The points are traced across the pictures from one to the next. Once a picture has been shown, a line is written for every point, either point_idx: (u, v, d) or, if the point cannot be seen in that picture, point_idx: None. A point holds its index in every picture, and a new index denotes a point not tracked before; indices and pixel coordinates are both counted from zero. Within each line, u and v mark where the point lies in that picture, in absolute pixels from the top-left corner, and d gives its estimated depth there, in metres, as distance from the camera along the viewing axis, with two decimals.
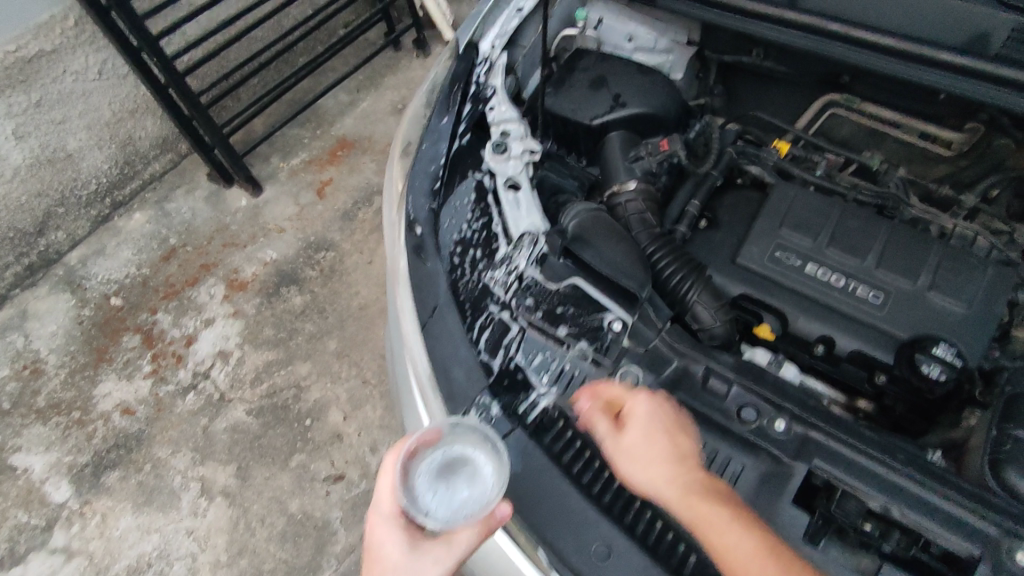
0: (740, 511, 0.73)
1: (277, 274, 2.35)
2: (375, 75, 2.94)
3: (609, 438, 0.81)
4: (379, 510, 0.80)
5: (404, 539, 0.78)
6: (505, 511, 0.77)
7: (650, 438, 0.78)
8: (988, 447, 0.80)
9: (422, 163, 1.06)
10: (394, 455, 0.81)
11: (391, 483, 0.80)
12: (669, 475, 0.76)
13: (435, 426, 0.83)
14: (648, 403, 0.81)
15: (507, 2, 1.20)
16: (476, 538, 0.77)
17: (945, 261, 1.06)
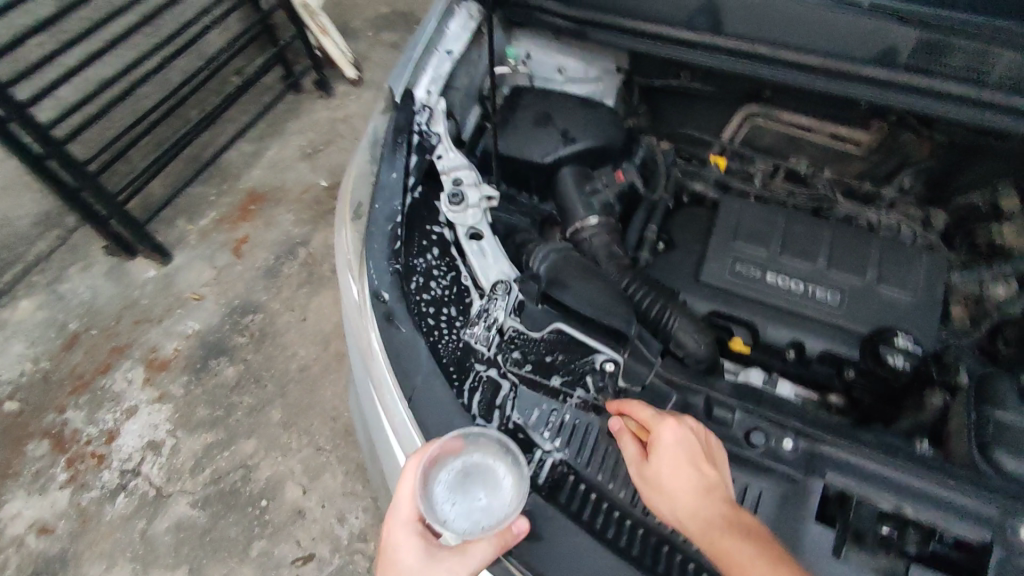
0: (768, 547, 0.70)
1: (202, 346, 2.15)
2: (277, 122, 2.76)
3: (637, 465, 0.80)
4: (397, 514, 0.80)
5: (421, 548, 0.78)
6: (523, 527, 0.78)
7: (675, 466, 0.76)
8: (975, 431, 0.86)
9: (377, 224, 0.99)
10: (416, 460, 0.81)
11: (411, 489, 0.80)
12: (694, 507, 0.74)
13: (457, 435, 0.81)
14: (676, 429, 0.78)
15: (435, 46, 1.16)
16: (493, 552, 0.77)
17: (887, 255, 1.13)
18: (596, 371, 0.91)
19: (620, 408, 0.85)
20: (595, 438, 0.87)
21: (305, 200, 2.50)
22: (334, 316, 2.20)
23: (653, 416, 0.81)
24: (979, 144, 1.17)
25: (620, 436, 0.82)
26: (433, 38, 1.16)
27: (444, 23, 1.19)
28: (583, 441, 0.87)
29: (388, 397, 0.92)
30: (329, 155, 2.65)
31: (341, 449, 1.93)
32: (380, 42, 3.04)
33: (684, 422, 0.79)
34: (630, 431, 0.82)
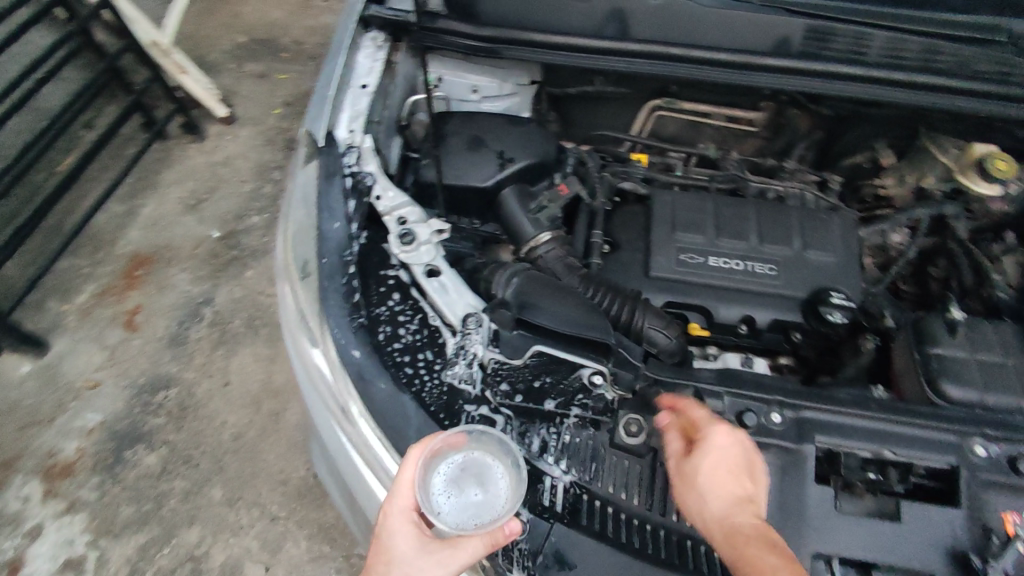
0: (790, 561, 0.67)
1: (113, 439, 1.82)
2: (148, 174, 2.41)
3: (677, 460, 0.81)
4: (393, 502, 0.75)
5: (414, 537, 0.73)
6: (515, 527, 0.73)
7: (716, 466, 0.77)
8: (922, 368, 0.98)
9: (330, 278, 0.93)
10: (418, 451, 0.76)
11: (411, 479, 0.75)
12: (724, 511, 0.74)
13: (461, 430, 0.80)
14: (726, 436, 0.79)
15: (348, 81, 1.12)
16: (482, 551, 0.72)
17: (805, 222, 1.23)
18: (586, 387, 0.91)
19: (673, 404, 0.87)
20: (597, 451, 0.89)
21: (200, 255, 2.18)
22: (258, 376, 1.91)
23: (706, 420, 0.82)
24: (860, 114, 1.29)
25: (667, 430, 0.84)
26: (344, 74, 1.12)
27: (350, 57, 1.15)
28: (589, 459, 0.88)
29: (383, 461, 0.86)
30: (215, 201, 2.31)
31: (298, 512, 1.67)
32: (246, 74, 2.70)
33: (735, 434, 0.79)
34: (679, 432, 0.83)
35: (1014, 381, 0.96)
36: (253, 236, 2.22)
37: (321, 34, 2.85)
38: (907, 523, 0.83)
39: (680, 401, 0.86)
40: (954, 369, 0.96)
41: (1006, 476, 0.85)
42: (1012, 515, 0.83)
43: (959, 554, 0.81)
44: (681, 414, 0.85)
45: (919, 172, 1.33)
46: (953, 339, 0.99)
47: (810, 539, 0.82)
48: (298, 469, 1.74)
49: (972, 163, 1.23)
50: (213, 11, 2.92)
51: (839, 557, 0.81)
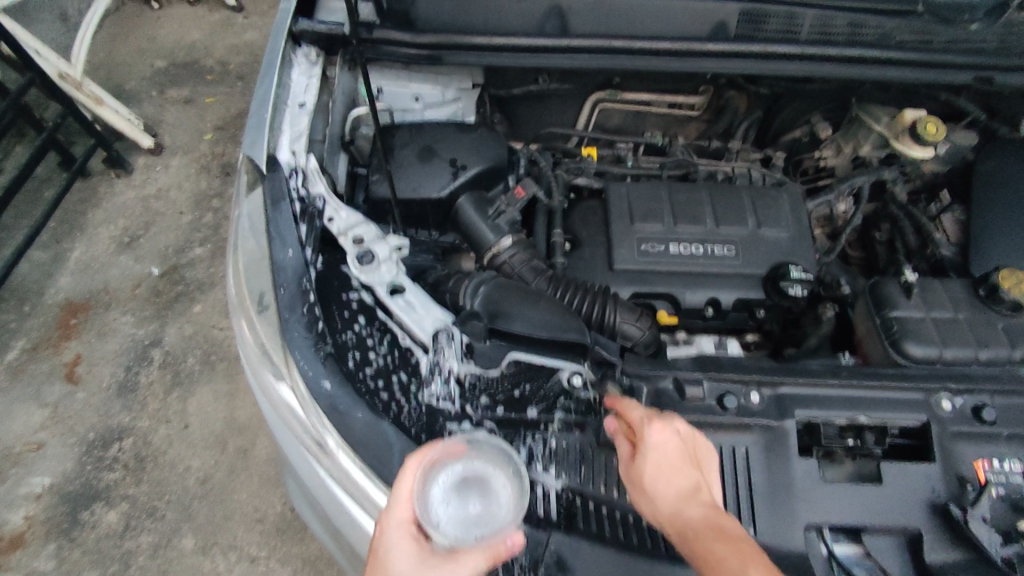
0: (740, 543, 0.64)
1: (65, 502, 1.69)
2: (73, 215, 2.26)
3: (626, 464, 0.76)
4: (390, 516, 0.70)
5: (412, 551, 0.68)
6: (517, 540, 0.69)
7: (656, 462, 0.73)
8: (884, 333, 1.02)
9: (290, 309, 0.89)
10: (417, 460, 0.73)
11: (409, 489, 0.71)
12: (674, 508, 0.70)
13: (460, 439, 0.77)
14: (665, 430, 0.75)
15: (284, 100, 1.08)
16: (483, 565, 0.67)
17: (757, 200, 1.25)
18: (567, 390, 0.91)
19: (616, 407, 0.83)
20: (584, 453, 0.86)
21: (141, 295, 2.06)
22: (220, 414, 1.82)
23: (642, 417, 0.78)
24: (796, 91, 1.33)
25: (616, 435, 0.81)
26: (280, 93, 1.07)
27: (284, 75, 1.10)
28: (578, 463, 0.86)
29: (370, 493, 0.82)
30: (151, 237, 2.19)
31: (280, 549, 1.60)
32: (169, 99, 2.57)
33: (671, 425, 0.76)
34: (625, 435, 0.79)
35: (968, 335, 1.00)
36: (197, 269, 2.12)
37: (246, 52, 2.74)
38: (889, 483, 0.86)
39: (622, 402, 0.83)
40: (914, 329, 1.00)
41: (971, 426, 0.89)
42: (981, 463, 0.87)
43: (940, 507, 0.84)
44: (621, 416, 0.81)
45: (854, 142, 1.36)
46: (909, 302, 1.03)
47: (802, 512, 0.83)
48: (274, 505, 1.67)
49: (906, 128, 1.24)
50: (125, 36, 2.77)
51: (830, 525, 0.83)
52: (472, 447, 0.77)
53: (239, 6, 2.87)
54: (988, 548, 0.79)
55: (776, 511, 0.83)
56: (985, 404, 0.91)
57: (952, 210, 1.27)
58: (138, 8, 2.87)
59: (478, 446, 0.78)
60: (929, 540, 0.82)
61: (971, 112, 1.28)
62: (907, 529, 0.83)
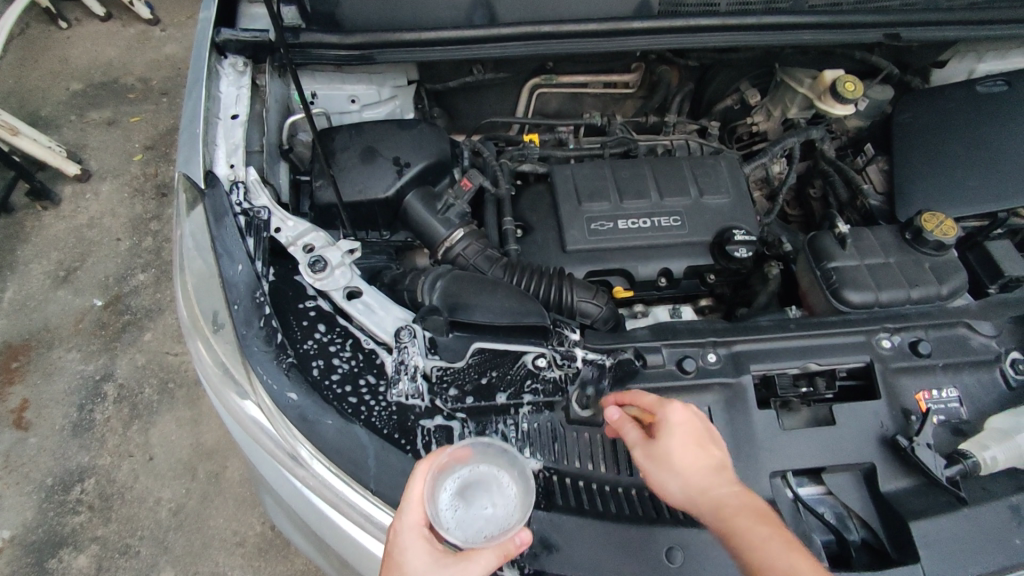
0: (775, 520, 0.67)
1: (30, 552, 1.62)
2: (1, 254, 2.15)
3: (643, 445, 0.75)
4: (402, 519, 0.70)
5: (425, 551, 0.68)
6: (526, 537, 0.70)
7: (682, 442, 0.74)
8: (825, 284, 1.07)
9: (246, 324, 0.88)
10: (427, 464, 0.72)
11: (420, 494, 0.71)
12: (705, 487, 0.71)
13: (465, 443, 0.78)
14: (684, 411, 0.76)
15: (215, 114, 1.07)
16: (495, 563, 0.68)
17: (696, 170, 1.29)
18: (533, 372, 0.92)
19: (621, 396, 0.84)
20: (556, 431, 0.88)
21: (85, 329, 1.97)
22: (186, 441, 1.77)
23: (658, 401, 0.79)
24: (723, 61, 1.38)
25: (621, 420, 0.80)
26: (209, 106, 1.06)
27: (212, 88, 1.08)
28: (551, 441, 0.88)
29: (348, 497, 0.82)
30: (89, 268, 2.10)
31: (264, 570, 1.58)
32: (91, 122, 2.45)
33: (688, 407, 0.77)
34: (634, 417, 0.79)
35: (900, 278, 1.06)
36: (142, 296, 2.04)
37: (168, 66, 2.63)
38: (842, 423, 0.91)
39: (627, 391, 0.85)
40: (852, 277, 1.06)
41: (910, 360, 0.95)
42: (922, 394, 0.93)
43: (889, 439, 0.90)
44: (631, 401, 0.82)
45: (782, 106, 1.43)
46: (844, 252, 1.09)
47: (767, 461, 0.87)
48: (253, 526, 1.64)
49: (826, 89, 1.31)
50: (34, 60, 2.63)
51: (792, 471, 0.88)
52: (479, 453, 0.79)
53: (155, 19, 2.75)
54: (934, 471, 0.85)
55: (743, 464, 0.87)
56: (921, 338, 0.97)
57: (876, 161, 1.33)
58: (44, 30, 2.72)
59: (484, 452, 0.80)
60: (882, 471, 0.88)
61: (883, 67, 1.36)
62: (862, 464, 0.88)
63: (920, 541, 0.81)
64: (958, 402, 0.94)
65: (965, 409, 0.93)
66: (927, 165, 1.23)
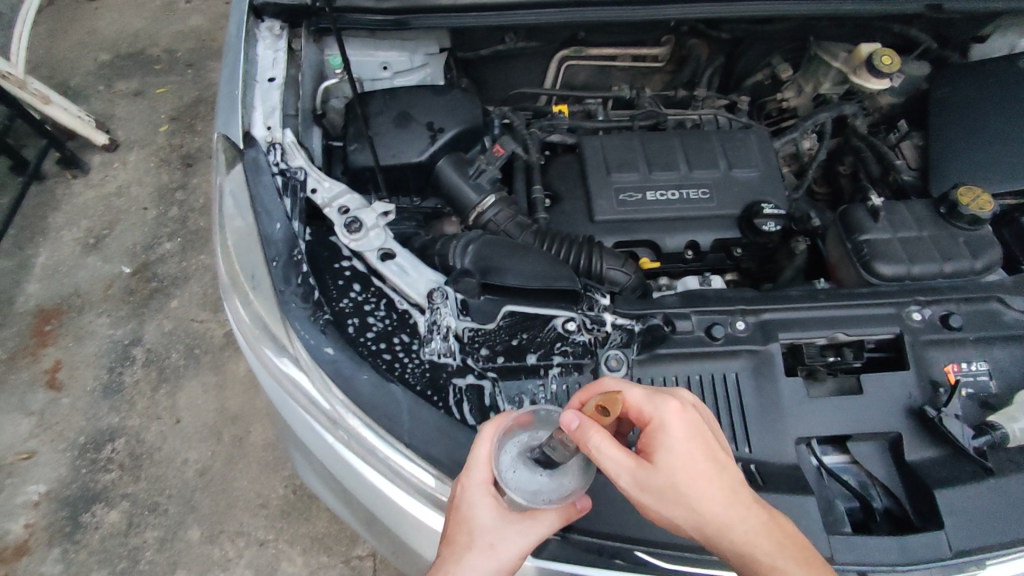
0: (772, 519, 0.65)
1: (64, 506, 1.68)
2: (33, 220, 2.19)
3: (635, 472, 0.65)
4: (470, 476, 0.72)
5: (493, 507, 0.71)
6: (586, 503, 0.73)
7: (677, 469, 0.64)
8: (856, 256, 1.07)
9: (284, 282, 0.90)
10: (493, 427, 0.74)
11: (486, 454, 0.73)
12: (723, 513, 0.63)
13: (527, 410, 0.77)
14: (681, 419, 0.67)
15: (253, 77, 1.09)
16: (558, 523, 0.72)
17: (726, 143, 1.29)
18: (562, 335, 0.93)
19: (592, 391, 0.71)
20: None
21: (114, 296, 2.02)
22: (211, 405, 1.82)
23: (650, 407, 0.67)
24: (756, 34, 1.36)
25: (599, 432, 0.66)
26: (248, 69, 1.08)
27: (250, 51, 1.10)
28: None
29: (380, 451, 0.84)
30: (117, 236, 2.14)
31: (287, 531, 1.62)
32: (119, 93, 2.48)
33: (684, 405, 0.68)
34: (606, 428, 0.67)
35: (933, 251, 1.06)
36: (169, 264, 2.08)
37: (192, 37, 2.64)
38: (869, 392, 0.91)
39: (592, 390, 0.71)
40: (884, 250, 1.06)
41: (940, 332, 0.95)
42: (951, 366, 0.94)
43: (917, 410, 0.90)
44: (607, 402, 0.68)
45: (814, 81, 1.41)
46: (877, 224, 1.09)
47: (792, 427, 0.88)
48: (277, 488, 1.68)
49: (862, 63, 1.30)
50: (63, 31, 2.65)
51: (817, 439, 0.89)
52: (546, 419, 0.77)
53: None
54: (962, 441, 0.86)
55: (768, 428, 0.88)
56: (952, 312, 0.98)
57: (911, 137, 1.33)
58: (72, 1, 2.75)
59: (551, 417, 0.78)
60: (908, 441, 0.88)
61: (922, 42, 1.35)
62: (888, 434, 0.89)
63: (944, 509, 0.82)
64: (987, 376, 0.94)
65: (994, 382, 0.93)
66: (964, 142, 1.22)
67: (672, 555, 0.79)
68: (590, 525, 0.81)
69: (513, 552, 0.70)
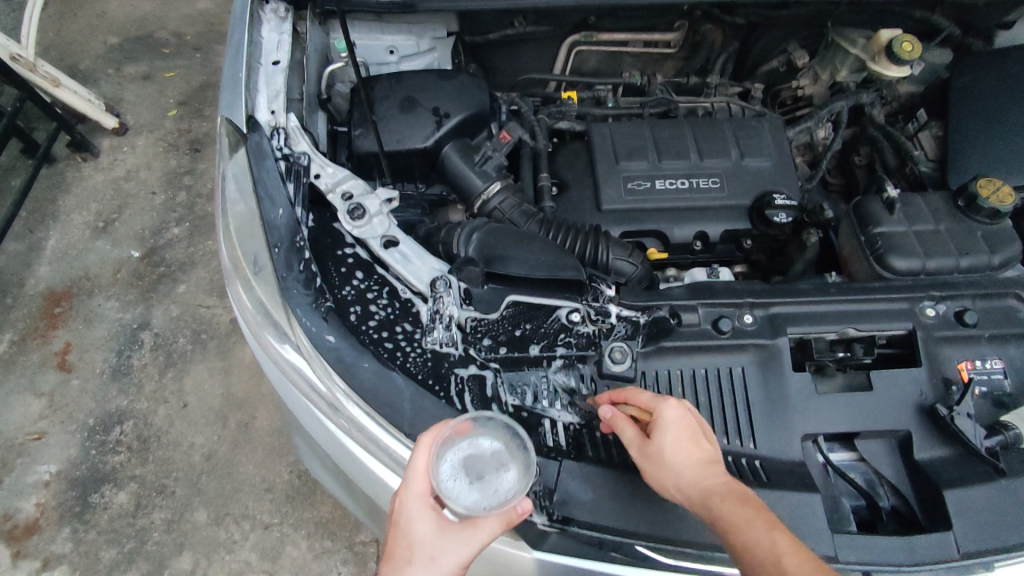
0: (764, 510, 0.67)
1: (73, 487, 1.70)
2: (43, 203, 2.20)
3: (636, 445, 0.76)
4: (408, 490, 0.71)
5: (431, 520, 0.70)
6: (528, 505, 0.71)
7: (674, 444, 0.74)
8: (869, 249, 1.05)
9: (287, 268, 0.89)
10: (430, 437, 0.73)
11: (424, 466, 0.72)
12: (694, 477, 0.71)
13: (467, 417, 0.77)
14: (676, 408, 0.76)
15: (257, 60, 1.07)
16: (499, 529, 0.71)
17: (738, 132, 1.26)
18: (566, 326, 0.92)
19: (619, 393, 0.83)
20: (587, 383, 0.89)
21: (123, 279, 2.03)
22: (218, 390, 1.83)
23: (649, 397, 0.78)
24: (772, 19, 1.33)
25: (612, 420, 0.79)
26: (252, 53, 1.07)
27: (254, 34, 1.09)
28: (581, 393, 0.88)
29: (383, 441, 0.83)
30: (126, 220, 2.15)
31: (292, 515, 1.63)
32: (128, 76, 2.47)
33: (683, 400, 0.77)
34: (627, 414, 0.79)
35: (949, 245, 1.03)
36: (177, 249, 2.08)
37: (200, 21, 2.63)
38: (879, 389, 0.89)
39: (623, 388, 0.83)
40: (898, 243, 1.03)
41: (954, 330, 0.93)
42: (964, 363, 0.91)
43: (927, 407, 0.88)
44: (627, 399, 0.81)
45: (831, 69, 1.37)
46: (891, 217, 1.06)
47: (798, 423, 0.87)
48: (282, 473, 1.69)
49: (881, 50, 1.25)
50: (72, 12, 2.64)
51: (823, 435, 0.87)
52: (483, 427, 0.79)
53: None
54: (974, 441, 0.84)
55: (773, 423, 0.87)
56: (967, 308, 0.95)
57: (929, 127, 1.28)
58: None
59: (487, 424, 0.79)
60: (918, 440, 0.87)
61: (944, 28, 1.31)
62: (897, 431, 0.87)
63: (953, 509, 0.80)
64: (1001, 374, 0.91)
65: (1010, 381, 0.91)
66: (985, 132, 1.19)
67: (672, 549, 0.79)
68: (591, 520, 0.79)
69: (455, 563, 0.69)
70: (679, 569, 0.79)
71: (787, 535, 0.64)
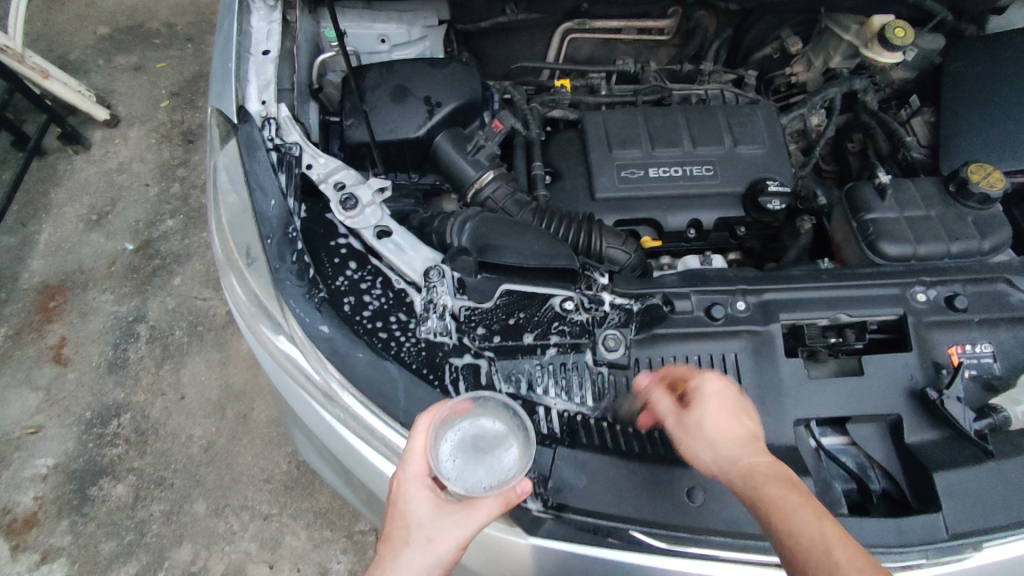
0: (809, 497, 0.66)
1: (72, 480, 1.70)
2: (35, 197, 2.19)
3: (674, 414, 0.76)
4: (405, 470, 0.72)
5: (429, 500, 0.71)
6: (526, 486, 0.72)
7: (717, 418, 0.73)
8: (860, 235, 1.05)
9: (279, 259, 0.89)
10: (427, 418, 0.74)
11: (422, 446, 0.73)
12: (736, 452, 0.70)
13: (466, 397, 0.78)
14: (719, 383, 0.76)
15: (247, 49, 1.07)
16: (497, 510, 0.71)
17: (731, 118, 1.26)
18: (559, 315, 0.92)
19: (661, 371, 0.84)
20: (582, 371, 0.89)
21: (117, 272, 2.02)
22: (215, 382, 1.83)
23: (693, 371, 0.79)
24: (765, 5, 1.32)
25: (654, 390, 0.80)
26: (241, 42, 1.07)
27: (243, 23, 1.08)
28: (574, 381, 0.88)
29: (377, 429, 0.84)
30: (119, 213, 2.13)
31: (291, 505, 1.64)
32: (118, 68, 2.45)
33: (725, 378, 0.77)
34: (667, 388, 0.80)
35: (940, 231, 1.04)
36: (172, 241, 2.07)
37: (191, 10, 2.60)
38: (870, 373, 0.90)
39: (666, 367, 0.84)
40: (889, 229, 1.03)
41: (944, 314, 0.94)
42: (955, 348, 0.92)
43: (918, 392, 0.89)
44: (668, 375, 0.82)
45: (824, 55, 1.38)
46: (883, 203, 1.07)
47: (790, 409, 0.87)
48: (281, 464, 1.70)
49: (874, 35, 1.25)
50: (61, 3, 2.61)
51: (816, 420, 0.88)
52: (484, 408, 0.79)
53: None
54: (963, 424, 0.85)
55: (765, 409, 0.87)
56: (957, 293, 0.96)
57: (921, 113, 1.29)
58: None
59: (489, 405, 0.79)
60: (908, 423, 0.87)
61: (938, 13, 1.31)
62: (888, 415, 0.88)
63: (942, 491, 0.81)
64: (991, 358, 0.92)
65: (999, 364, 0.92)
66: (977, 118, 1.19)
67: (663, 533, 0.80)
68: (584, 506, 0.80)
69: (452, 544, 0.69)
70: (672, 553, 0.79)
71: (834, 524, 0.63)
